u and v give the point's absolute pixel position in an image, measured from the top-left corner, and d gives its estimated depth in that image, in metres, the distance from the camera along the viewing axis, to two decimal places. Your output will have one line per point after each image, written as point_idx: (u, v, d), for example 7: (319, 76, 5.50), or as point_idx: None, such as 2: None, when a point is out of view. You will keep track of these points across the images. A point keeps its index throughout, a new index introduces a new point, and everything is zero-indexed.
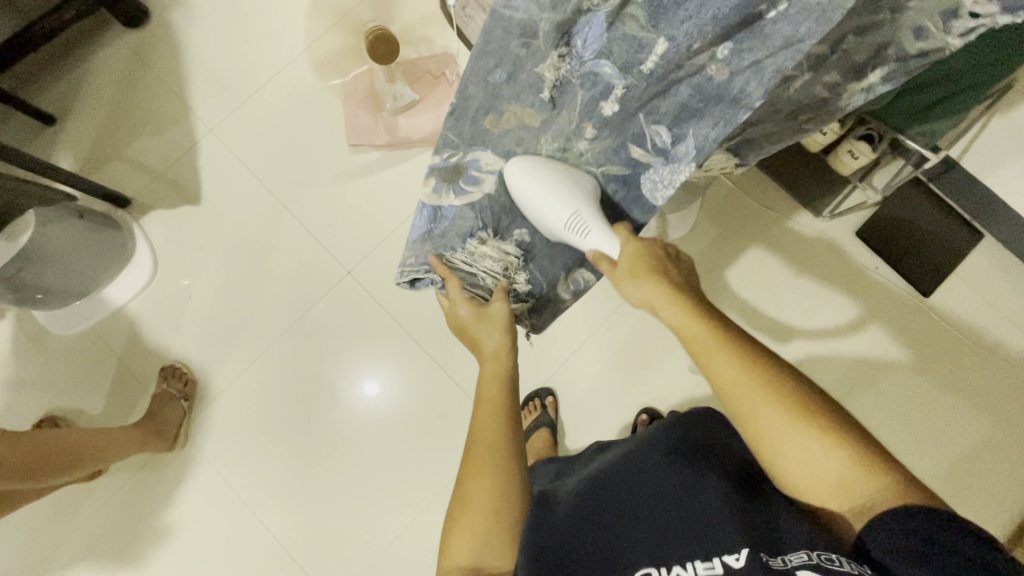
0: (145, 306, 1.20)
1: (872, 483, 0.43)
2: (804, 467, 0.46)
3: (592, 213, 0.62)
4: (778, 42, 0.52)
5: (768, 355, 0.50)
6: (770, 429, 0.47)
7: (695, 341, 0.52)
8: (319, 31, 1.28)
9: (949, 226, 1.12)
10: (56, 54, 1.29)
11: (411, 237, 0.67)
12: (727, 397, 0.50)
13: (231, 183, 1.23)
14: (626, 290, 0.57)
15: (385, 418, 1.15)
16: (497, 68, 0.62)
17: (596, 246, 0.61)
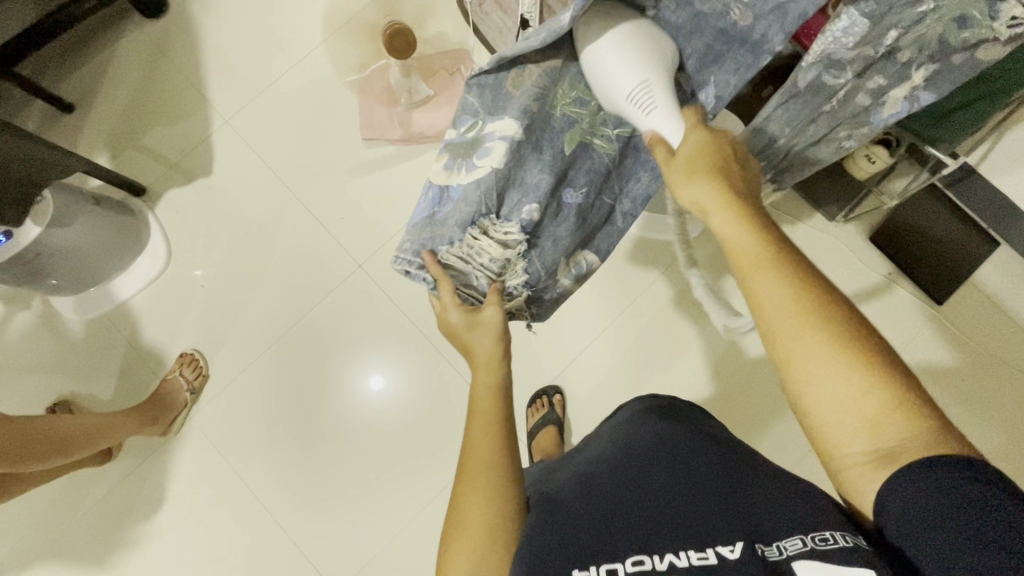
0: (157, 293, 1.21)
1: (913, 434, 0.40)
2: (836, 408, 0.42)
3: (662, 88, 0.57)
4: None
5: (823, 279, 0.45)
6: (809, 363, 0.43)
7: (748, 257, 0.46)
8: (336, 24, 1.28)
9: (964, 234, 1.10)
10: (75, 42, 1.31)
11: (414, 219, 0.64)
12: (764, 320, 0.45)
13: (246, 174, 1.24)
14: (679, 188, 0.53)
15: (391, 410, 1.15)
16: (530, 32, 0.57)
17: (654, 125, 0.57)
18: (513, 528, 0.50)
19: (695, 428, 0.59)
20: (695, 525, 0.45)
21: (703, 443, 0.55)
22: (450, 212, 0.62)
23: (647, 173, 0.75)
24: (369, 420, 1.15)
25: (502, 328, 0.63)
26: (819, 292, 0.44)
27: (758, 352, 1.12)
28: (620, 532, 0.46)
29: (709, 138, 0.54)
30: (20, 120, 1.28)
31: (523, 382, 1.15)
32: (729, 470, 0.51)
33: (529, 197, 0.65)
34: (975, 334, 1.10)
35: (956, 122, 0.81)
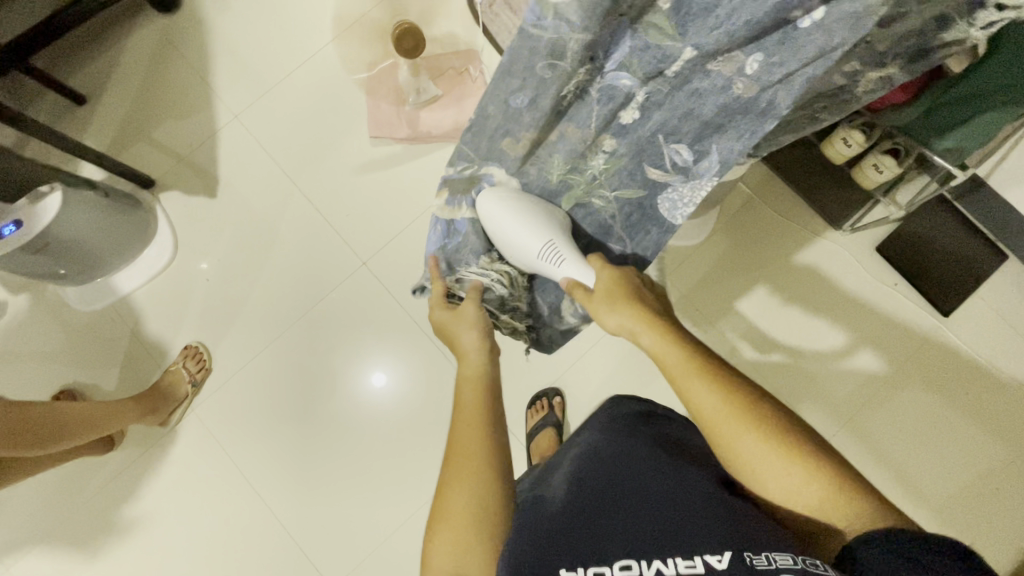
0: (163, 285, 1.22)
1: (846, 508, 0.45)
2: (784, 489, 0.47)
3: (567, 244, 0.66)
4: (811, 52, 0.49)
5: (744, 381, 0.52)
6: (750, 454, 0.48)
7: (678, 370, 0.53)
8: (346, 22, 1.29)
9: (971, 247, 1.10)
10: (88, 34, 1.32)
11: (427, 250, 0.73)
12: (704, 421, 0.51)
13: (253, 169, 1.25)
14: (603, 317, 0.60)
15: (390, 408, 1.16)
16: (521, 93, 0.57)
17: (569, 274, 0.65)
18: (501, 519, 0.51)
19: (681, 437, 0.60)
20: (684, 531, 0.45)
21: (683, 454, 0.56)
22: (461, 244, 0.72)
23: (658, 227, 0.70)
24: (368, 417, 1.16)
25: (483, 321, 0.66)
26: (744, 395, 0.50)
27: (761, 360, 1.11)
28: (609, 534, 0.46)
29: (616, 276, 0.62)
30: (33, 110, 1.29)
31: (524, 384, 1.15)
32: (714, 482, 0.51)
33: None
34: (981, 349, 1.09)
35: (966, 132, 0.80)
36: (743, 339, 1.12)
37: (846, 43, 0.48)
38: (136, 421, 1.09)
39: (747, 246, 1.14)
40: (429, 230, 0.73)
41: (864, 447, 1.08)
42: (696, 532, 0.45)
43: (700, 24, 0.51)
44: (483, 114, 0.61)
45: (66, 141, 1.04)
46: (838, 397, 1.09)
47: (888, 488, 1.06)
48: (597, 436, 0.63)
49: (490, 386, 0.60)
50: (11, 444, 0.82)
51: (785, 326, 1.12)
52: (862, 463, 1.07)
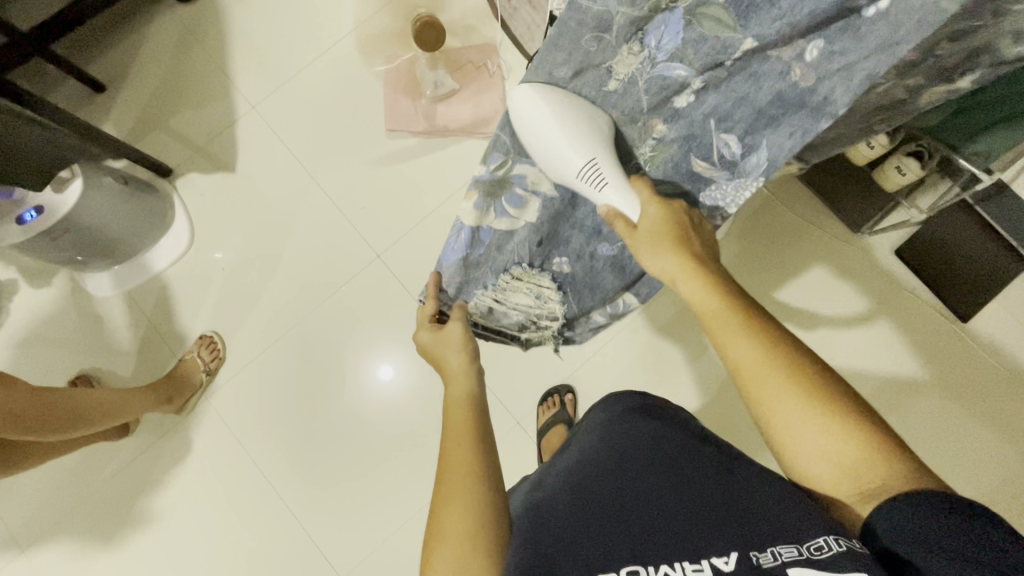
0: (179, 273, 1.23)
1: (887, 471, 0.43)
2: (817, 446, 0.46)
3: (611, 164, 0.58)
4: (873, 44, 0.43)
5: (785, 334, 0.51)
6: (786, 412, 0.48)
7: (715, 318, 0.53)
8: (365, 14, 1.29)
9: (993, 251, 1.07)
10: (107, 23, 1.32)
11: (447, 260, 0.68)
12: (739, 372, 0.51)
13: (269, 160, 1.25)
14: (643, 256, 0.58)
15: (400, 400, 1.16)
16: (564, 65, 0.55)
17: (611, 201, 0.59)
18: (496, 524, 0.50)
19: (676, 423, 0.59)
20: (684, 534, 0.45)
21: (670, 437, 0.56)
22: (484, 257, 0.69)
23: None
24: (379, 407, 1.16)
25: (469, 343, 0.68)
26: (781, 343, 0.50)
27: None
28: (611, 537, 0.46)
29: (665, 211, 0.58)
30: (53, 98, 1.30)
31: (535, 380, 1.15)
32: (703, 472, 0.50)
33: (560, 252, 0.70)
34: (997, 354, 1.08)
35: (989, 137, 0.79)
36: None
37: (914, 39, 0.41)
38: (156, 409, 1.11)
39: (762, 248, 1.14)
40: (449, 236, 0.67)
41: None
42: (695, 535, 0.45)
43: (763, 14, 0.46)
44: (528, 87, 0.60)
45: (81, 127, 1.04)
46: None
47: None
48: (587, 436, 0.63)
49: (475, 409, 0.62)
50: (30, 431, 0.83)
51: (800, 328, 1.11)
52: None
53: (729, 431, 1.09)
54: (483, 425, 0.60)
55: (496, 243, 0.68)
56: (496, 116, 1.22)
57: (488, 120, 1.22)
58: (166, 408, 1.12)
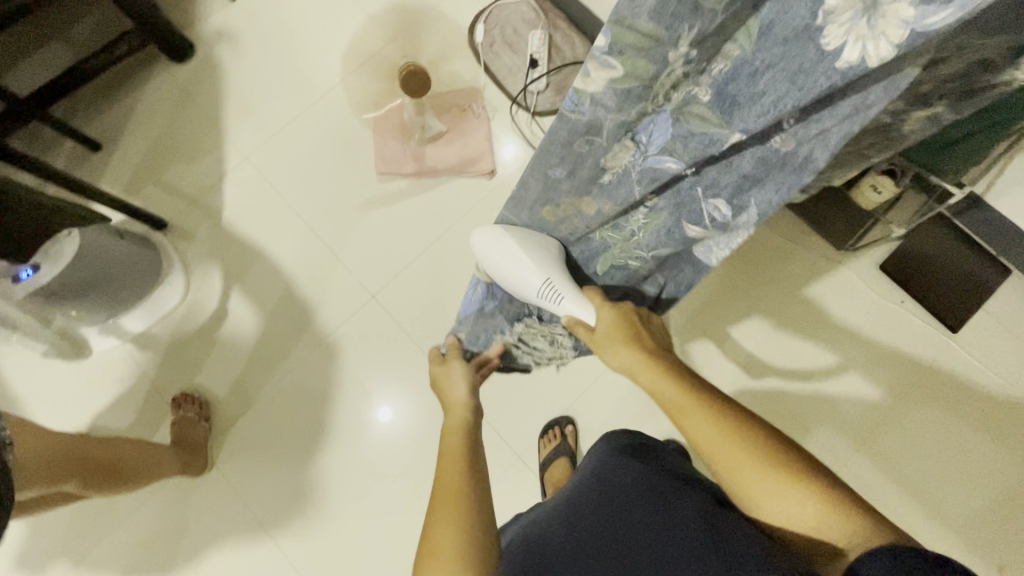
0: (174, 324, 1.23)
1: (847, 526, 0.45)
2: (790, 515, 0.48)
3: (563, 281, 0.70)
4: (845, 111, 0.45)
5: (737, 412, 0.54)
6: (749, 476, 0.50)
7: (675, 402, 0.57)
8: (354, 65, 1.34)
9: (974, 261, 1.11)
10: (104, 84, 1.37)
11: (466, 311, 0.80)
12: (701, 452, 0.54)
13: (263, 208, 1.28)
14: (607, 355, 0.66)
15: (400, 441, 1.15)
16: (560, 166, 0.59)
17: (569, 311, 0.70)
18: (484, 552, 0.49)
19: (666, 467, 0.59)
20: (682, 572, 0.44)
21: (657, 481, 0.56)
22: (500, 307, 0.79)
23: (691, 266, 0.72)
24: (380, 452, 1.15)
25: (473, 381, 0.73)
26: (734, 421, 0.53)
27: (771, 381, 1.11)
28: None
29: (616, 313, 0.68)
30: (50, 156, 1.33)
31: (535, 415, 1.15)
32: (690, 510, 0.50)
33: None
34: (992, 363, 1.09)
35: (955, 151, 0.83)
36: (752, 362, 1.12)
37: (884, 101, 0.43)
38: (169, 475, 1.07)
39: (749, 269, 1.16)
40: (471, 288, 0.79)
41: (882, 467, 1.06)
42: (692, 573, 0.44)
43: (745, 111, 0.50)
44: (524, 184, 0.65)
45: (69, 181, 1.08)
46: (852, 417, 1.09)
47: (909, 509, 1.04)
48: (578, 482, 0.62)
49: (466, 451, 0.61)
50: (77, 476, 0.87)
51: (792, 347, 1.12)
52: (882, 484, 1.05)
53: None
54: (476, 463, 0.60)
55: (509, 296, 0.77)
56: (482, 155, 1.26)
57: (475, 160, 1.26)
58: (189, 468, 1.10)
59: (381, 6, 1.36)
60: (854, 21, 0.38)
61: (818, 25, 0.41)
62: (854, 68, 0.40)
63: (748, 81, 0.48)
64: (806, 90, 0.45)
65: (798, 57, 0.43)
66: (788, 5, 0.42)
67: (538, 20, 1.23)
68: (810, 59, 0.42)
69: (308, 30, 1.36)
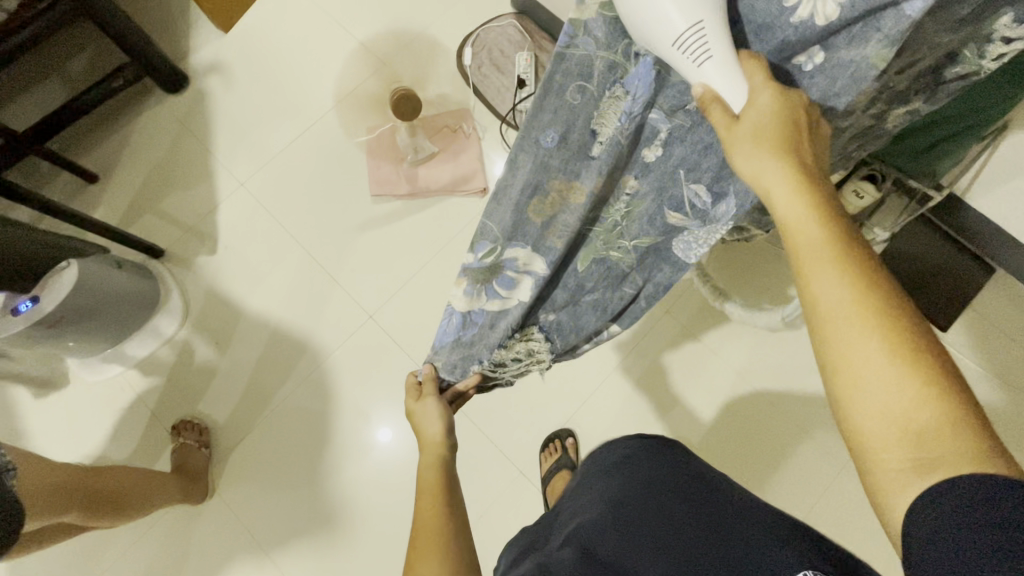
0: (172, 352, 1.24)
1: (962, 444, 0.35)
2: (880, 406, 0.37)
3: (720, 31, 0.43)
4: (814, 95, 0.46)
5: (889, 283, 0.40)
6: (868, 359, 0.38)
7: (807, 244, 0.41)
8: (346, 90, 1.37)
9: (961, 262, 1.13)
10: (100, 118, 1.39)
11: (440, 341, 0.70)
12: (816, 312, 0.40)
13: (259, 233, 1.29)
14: (735, 156, 0.44)
15: (400, 461, 1.15)
16: (551, 127, 0.55)
17: (709, 78, 0.43)
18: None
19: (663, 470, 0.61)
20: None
21: (658, 487, 0.57)
22: (477, 335, 0.68)
23: (671, 265, 0.62)
24: (382, 474, 1.14)
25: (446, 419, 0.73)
26: (887, 297, 0.39)
27: (766, 387, 1.13)
28: None
29: (778, 101, 0.43)
30: (46, 191, 1.34)
31: (535, 429, 1.15)
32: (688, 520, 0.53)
33: (546, 306, 0.68)
34: (983, 361, 1.11)
35: (932, 156, 0.86)
36: (747, 368, 1.14)
37: (851, 90, 0.44)
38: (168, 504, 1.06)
39: (741, 277, 1.17)
40: (443, 319, 0.69)
41: None
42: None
43: (726, 55, 0.46)
44: (507, 180, 0.60)
45: (70, 214, 1.10)
46: None
47: None
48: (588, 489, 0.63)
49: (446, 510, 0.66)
50: (71, 509, 0.86)
51: (786, 353, 1.13)
52: None
53: (732, 461, 1.10)
54: (454, 515, 0.66)
55: (489, 322, 0.68)
56: (475, 174, 1.28)
57: (467, 179, 1.28)
58: (191, 496, 1.09)
59: (371, 33, 1.40)
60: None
61: None
62: (807, 26, 0.42)
63: (732, 22, 0.46)
64: (770, 43, 0.45)
65: (762, 12, 0.44)
66: None
67: (524, 41, 1.27)
68: (772, 12, 0.43)
69: (299, 58, 1.40)
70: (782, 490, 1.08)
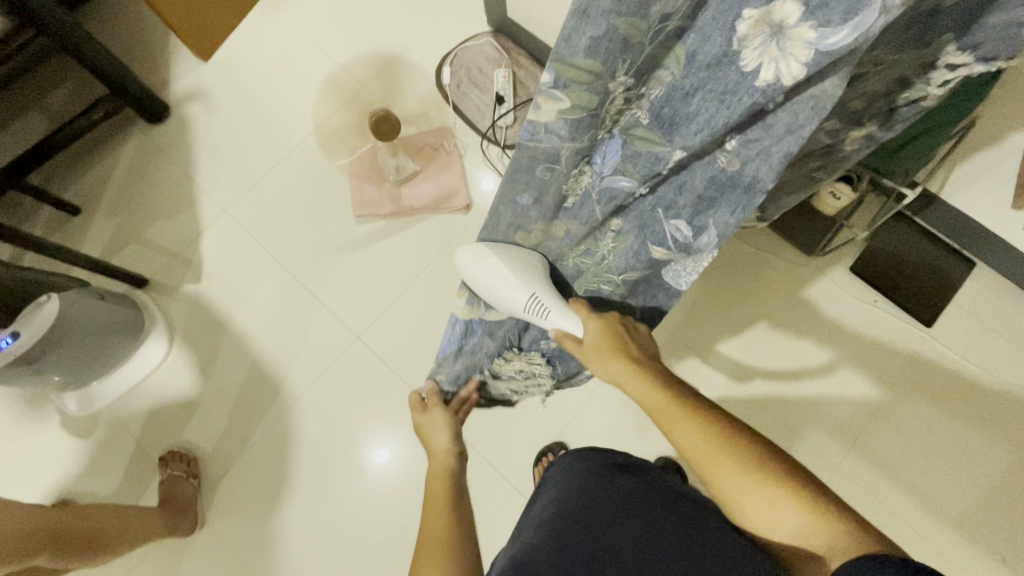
0: (158, 382, 1.22)
1: (831, 532, 0.47)
2: (765, 517, 0.50)
3: (549, 296, 0.68)
4: (781, 130, 0.50)
5: (727, 419, 0.55)
6: (738, 488, 0.51)
7: (661, 413, 0.57)
8: (327, 113, 1.38)
9: (942, 258, 1.14)
10: (80, 151, 1.39)
11: (444, 353, 0.78)
12: (690, 459, 0.55)
13: (243, 259, 1.29)
14: (596, 366, 0.65)
15: (394, 483, 1.14)
16: (526, 193, 0.62)
17: (557, 324, 0.68)
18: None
19: (642, 478, 0.61)
20: None
21: (641, 495, 0.57)
22: (478, 345, 0.78)
23: (664, 293, 0.73)
24: (376, 497, 1.13)
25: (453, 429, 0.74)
26: (728, 434, 0.53)
27: (756, 390, 1.13)
28: None
29: (603, 323, 0.66)
30: (27, 225, 1.34)
31: (528, 442, 1.14)
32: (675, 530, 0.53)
33: (546, 331, 0.77)
34: (970, 354, 1.11)
35: (904, 155, 0.87)
36: (736, 372, 1.14)
37: (814, 121, 0.47)
38: (154, 540, 1.04)
39: (725, 281, 1.19)
40: (446, 330, 0.77)
41: (872, 466, 1.08)
42: None
43: (686, 129, 0.53)
44: (496, 212, 0.67)
45: (51, 247, 1.09)
46: (839, 419, 1.10)
47: (902, 505, 1.05)
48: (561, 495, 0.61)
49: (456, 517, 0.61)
50: (46, 550, 0.84)
51: (773, 354, 1.14)
52: (873, 482, 1.07)
53: None
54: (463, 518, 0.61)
55: (488, 331, 0.77)
56: (457, 192, 1.29)
57: (450, 196, 1.29)
58: (177, 529, 1.07)
59: (350, 55, 1.41)
60: (766, 44, 0.43)
61: (735, 51, 0.45)
62: (772, 85, 0.45)
63: (681, 101, 0.51)
64: (738, 108, 0.48)
65: (722, 81, 0.48)
66: (706, 36, 0.46)
67: (502, 59, 1.29)
68: (734, 80, 0.47)
69: (279, 83, 1.41)
70: None
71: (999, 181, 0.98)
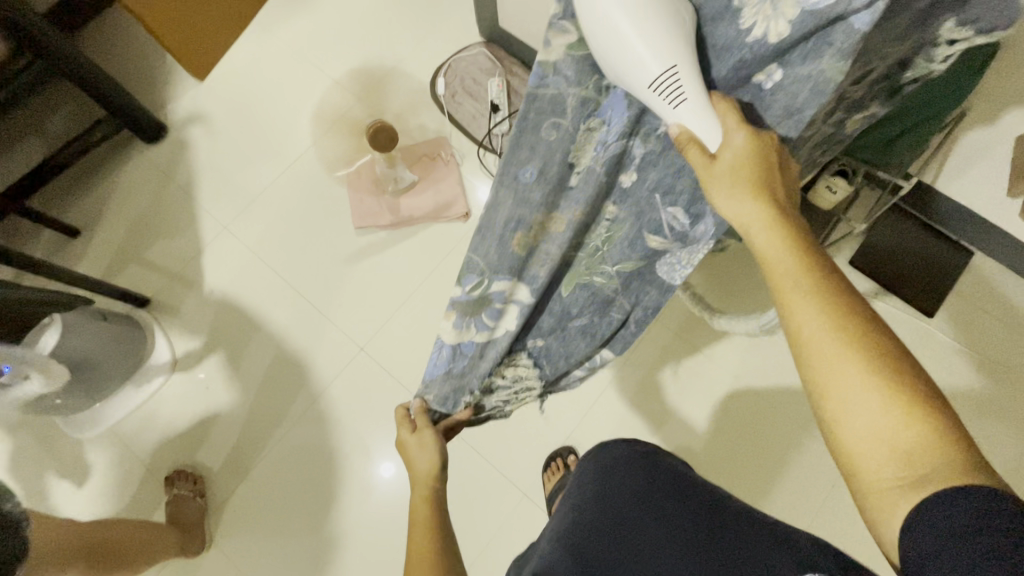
0: (161, 401, 1.21)
1: (944, 460, 0.37)
2: (872, 428, 0.39)
3: (692, 74, 0.45)
4: (778, 110, 0.47)
5: (861, 306, 0.43)
6: (849, 393, 0.40)
7: (784, 279, 0.44)
8: (324, 127, 1.39)
9: (939, 248, 1.15)
10: (79, 173, 1.40)
11: (432, 374, 0.71)
12: (799, 340, 0.43)
13: (244, 275, 1.29)
14: (714, 197, 0.47)
15: (402, 496, 1.13)
16: (529, 164, 0.52)
17: (683, 120, 0.46)
18: None
19: (655, 471, 0.61)
20: None
21: (650, 492, 0.58)
22: (467, 367, 0.71)
23: (657, 288, 0.67)
24: (384, 510, 1.12)
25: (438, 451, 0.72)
26: (861, 324, 0.42)
27: (760, 386, 1.13)
28: None
29: (753, 142, 0.46)
30: (27, 248, 1.34)
31: (535, 447, 1.14)
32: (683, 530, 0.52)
33: (534, 335, 0.73)
34: (972, 343, 1.12)
35: (898, 148, 0.88)
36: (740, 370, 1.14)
37: (813, 103, 0.46)
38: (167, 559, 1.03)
39: (726, 279, 1.19)
40: (433, 352, 0.70)
41: None
42: None
43: None
44: (493, 206, 0.56)
45: (50, 270, 1.08)
46: None
47: None
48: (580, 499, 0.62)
49: (438, 559, 0.63)
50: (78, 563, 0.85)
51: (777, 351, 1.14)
52: None
53: (734, 463, 1.10)
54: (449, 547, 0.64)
55: (477, 352, 0.70)
56: (455, 200, 1.29)
57: (449, 205, 1.29)
58: (186, 549, 1.06)
59: (346, 70, 1.43)
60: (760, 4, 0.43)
61: None
62: (760, 45, 0.44)
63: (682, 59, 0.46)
64: (730, 62, 0.46)
65: (722, 35, 0.45)
66: None
67: (495, 68, 1.32)
68: (730, 36, 0.45)
69: (276, 100, 1.42)
70: (787, 490, 1.07)
71: (991, 169, 0.99)
